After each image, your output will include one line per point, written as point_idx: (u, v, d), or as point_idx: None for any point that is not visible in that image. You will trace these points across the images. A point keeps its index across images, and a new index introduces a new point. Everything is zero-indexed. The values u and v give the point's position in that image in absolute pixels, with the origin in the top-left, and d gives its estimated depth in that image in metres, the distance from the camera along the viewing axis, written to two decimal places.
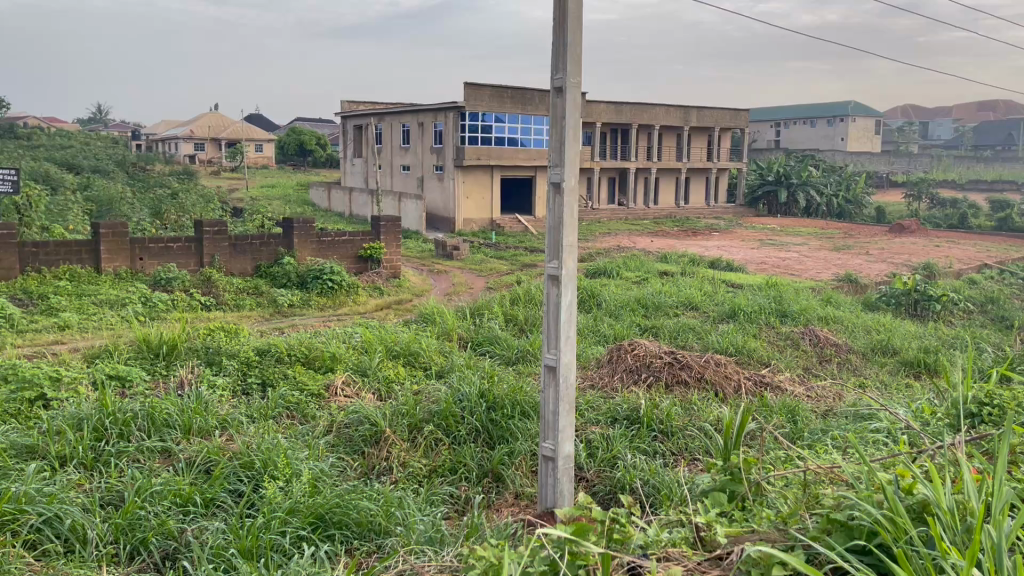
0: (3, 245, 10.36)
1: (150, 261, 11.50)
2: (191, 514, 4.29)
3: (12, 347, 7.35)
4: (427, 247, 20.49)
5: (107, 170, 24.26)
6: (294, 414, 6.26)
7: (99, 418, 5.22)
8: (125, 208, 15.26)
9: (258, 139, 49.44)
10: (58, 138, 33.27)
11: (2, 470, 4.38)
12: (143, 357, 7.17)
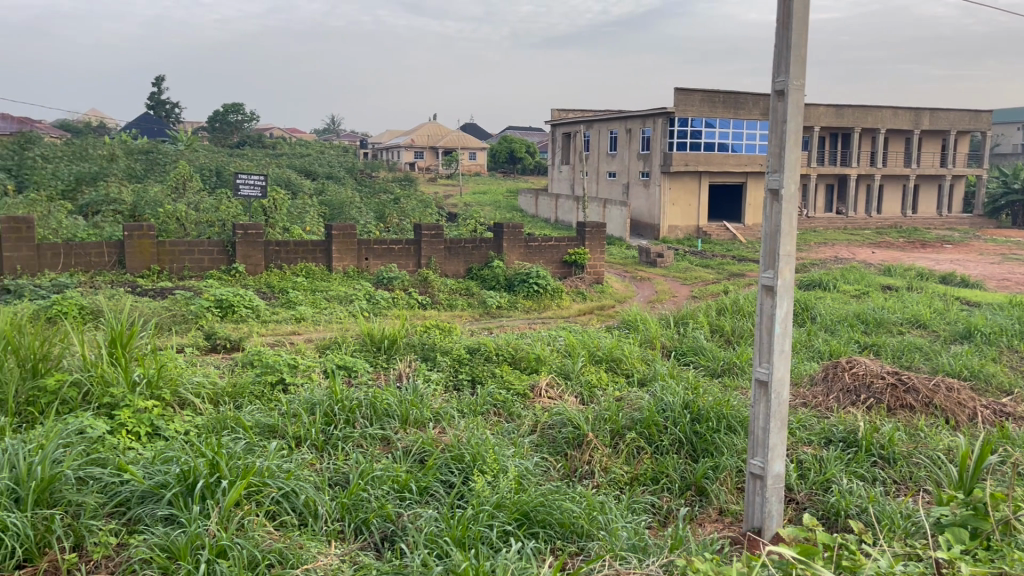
0: (252, 243, 11.55)
1: (374, 261, 12.43)
2: (407, 500, 4.57)
3: (259, 335, 8.19)
4: (631, 254, 20.43)
5: (339, 176, 26.35)
6: (501, 412, 6.47)
7: (329, 404, 5.69)
8: (353, 211, 16.51)
9: (473, 147, 51.78)
10: (298, 147, 36.66)
11: (248, 445, 4.86)
12: (366, 349, 7.72)
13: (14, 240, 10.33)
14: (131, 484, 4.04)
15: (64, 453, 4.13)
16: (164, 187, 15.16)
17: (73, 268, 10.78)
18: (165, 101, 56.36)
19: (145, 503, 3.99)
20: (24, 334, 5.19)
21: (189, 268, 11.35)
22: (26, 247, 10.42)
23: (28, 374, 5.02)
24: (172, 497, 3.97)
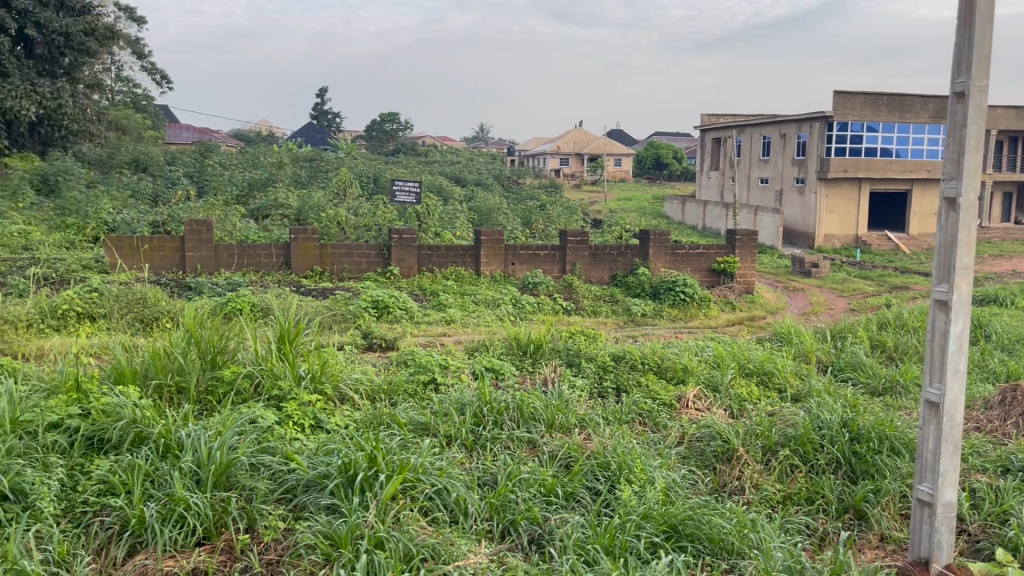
0: (405, 247, 12.00)
1: (520, 267, 12.61)
2: (554, 505, 4.60)
3: (411, 335, 8.49)
4: (783, 263, 19.68)
5: (488, 183, 26.91)
6: (646, 421, 6.39)
7: (478, 405, 5.82)
8: (501, 217, 16.83)
9: (619, 153, 51.61)
10: (449, 155, 37.74)
11: (403, 441, 5.04)
12: (513, 353, 7.84)
13: (195, 241, 11.22)
14: (297, 472, 4.28)
15: (238, 440, 4.44)
16: (326, 194, 16.05)
17: (245, 267, 11.58)
18: (326, 111, 59.56)
19: (310, 492, 4.22)
20: (205, 327, 5.62)
21: (348, 270, 11.94)
22: (205, 247, 11.30)
23: (208, 365, 5.43)
24: (334, 487, 4.18)
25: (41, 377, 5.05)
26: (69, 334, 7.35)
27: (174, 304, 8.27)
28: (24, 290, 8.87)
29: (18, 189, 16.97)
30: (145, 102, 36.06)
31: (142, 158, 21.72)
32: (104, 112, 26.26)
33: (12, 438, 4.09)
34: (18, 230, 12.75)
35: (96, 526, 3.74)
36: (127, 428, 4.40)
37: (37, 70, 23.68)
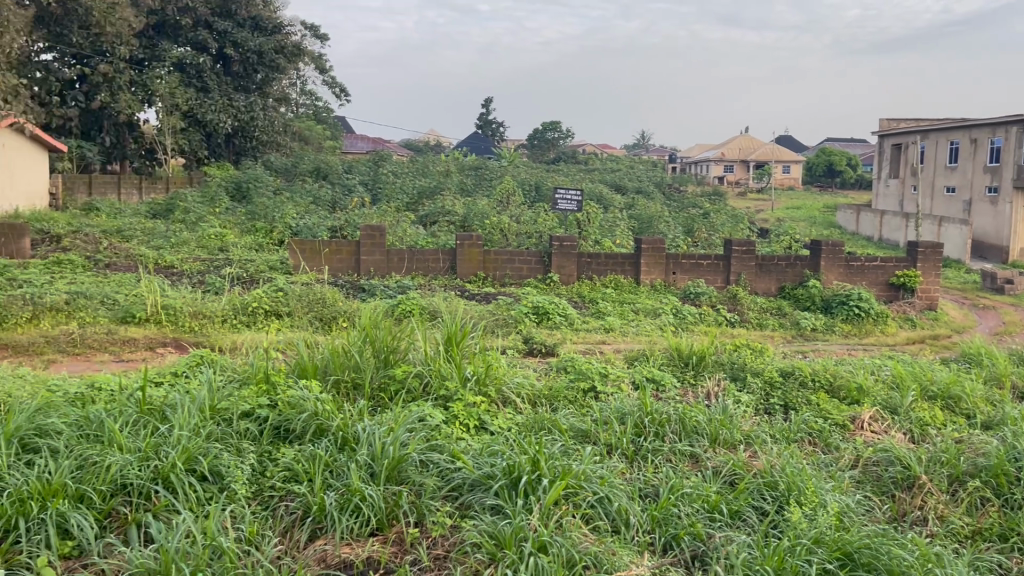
0: (566, 254, 12.09)
1: (682, 276, 12.38)
2: (719, 522, 4.47)
3: (571, 343, 8.53)
4: (971, 279, 18.18)
5: (649, 191, 26.62)
6: (817, 442, 6.06)
7: (640, 416, 5.74)
8: (663, 225, 16.59)
9: (788, 160, 49.81)
10: (610, 162, 37.68)
11: (564, 448, 5.05)
12: (674, 364, 7.69)
13: (369, 245, 11.82)
14: (463, 472, 4.38)
15: (409, 437, 4.61)
16: (490, 201, 16.47)
17: (414, 271, 12.08)
18: (490, 120, 61.02)
19: (475, 491, 4.31)
20: (379, 328, 5.88)
21: (510, 276, 12.17)
22: (378, 252, 11.87)
23: (381, 363, 5.68)
24: (499, 488, 4.25)
25: (235, 369, 5.48)
26: (258, 330, 7.95)
27: (350, 305, 8.74)
28: (220, 288, 9.68)
29: (215, 196, 18.57)
30: (326, 114, 38.50)
31: (322, 167, 23.18)
32: (289, 124, 28.25)
33: (210, 423, 4.45)
34: (215, 233, 13.94)
35: (281, 510, 3.98)
36: (309, 420, 4.69)
37: (233, 87, 25.84)
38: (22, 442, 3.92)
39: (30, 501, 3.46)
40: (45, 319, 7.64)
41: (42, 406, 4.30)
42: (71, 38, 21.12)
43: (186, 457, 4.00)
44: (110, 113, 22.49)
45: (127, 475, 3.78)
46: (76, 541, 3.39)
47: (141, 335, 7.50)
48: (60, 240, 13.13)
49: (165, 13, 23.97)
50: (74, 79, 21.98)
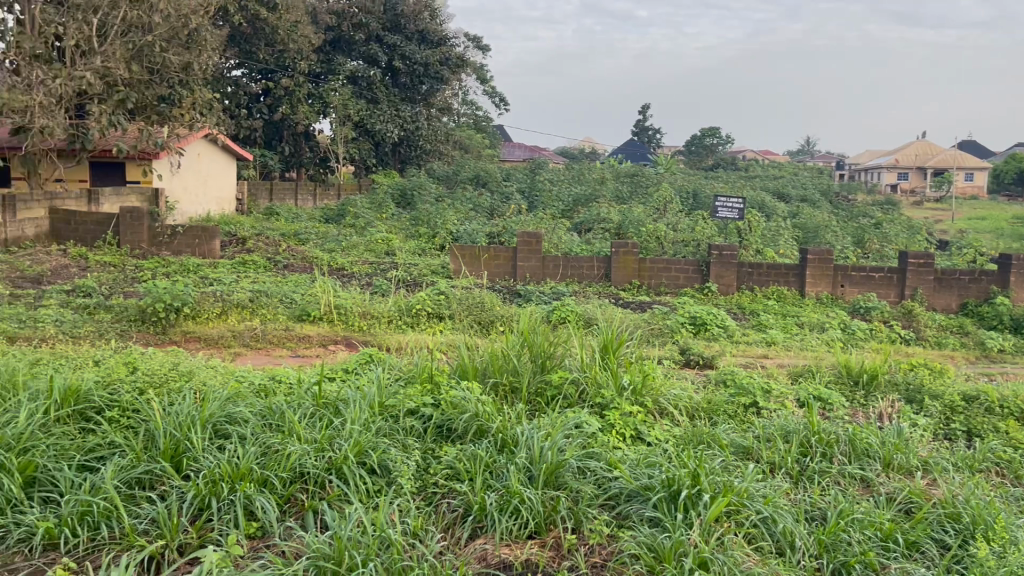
0: (725, 264, 11.78)
1: (850, 289, 11.76)
2: (893, 553, 4.18)
3: (730, 355, 8.27)
4: None
5: (815, 200, 25.44)
6: (1005, 473, 5.55)
7: (806, 434, 5.47)
8: (830, 235, 15.80)
9: (970, 167, 46.25)
10: (772, 169, 36.35)
11: (725, 462, 4.88)
12: (842, 382, 7.28)
13: (526, 252, 11.97)
14: (621, 481, 4.31)
15: (567, 442, 4.58)
16: (648, 209, 16.32)
17: (569, 278, 12.14)
18: (648, 127, 60.39)
19: (633, 502, 4.22)
20: (537, 333, 5.90)
21: (666, 285, 11.98)
22: (535, 258, 12.00)
23: (538, 368, 5.68)
24: (658, 500, 4.13)
25: (400, 368, 5.70)
26: (422, 331, 8.26)
27: (508, 309, 8.90)
28: (386, 290, 10.15)
29: (382, 202, 19.49)
30: (485, 123, 39.53)
31: (482, 174, 23.80)
32: (451, 133, 29.19)
33: (379, 418, 4.65)
34: (382, 237, 14.64)
35: (443, 506, 4.07)
36: (471, 421, 4.80)
37: (400, 97, 26.98)
38: (215, 427, 4.26)
39: (221, 482, 3.73)
40: (232, 314, 8.28)
41: (232, 395, 4.65)
42: (258, 55, 22.67)
43: (357, 450, 4.20)
44: (290, 124, 24.11)
45: (305, 463, 4.00)
46: (260, 522, 3.62)
47: (315, 332, 7.99)
48: (244, 242, 14.20)
49: (340, 29, 25.57)
50: (259, 93, 23.73)
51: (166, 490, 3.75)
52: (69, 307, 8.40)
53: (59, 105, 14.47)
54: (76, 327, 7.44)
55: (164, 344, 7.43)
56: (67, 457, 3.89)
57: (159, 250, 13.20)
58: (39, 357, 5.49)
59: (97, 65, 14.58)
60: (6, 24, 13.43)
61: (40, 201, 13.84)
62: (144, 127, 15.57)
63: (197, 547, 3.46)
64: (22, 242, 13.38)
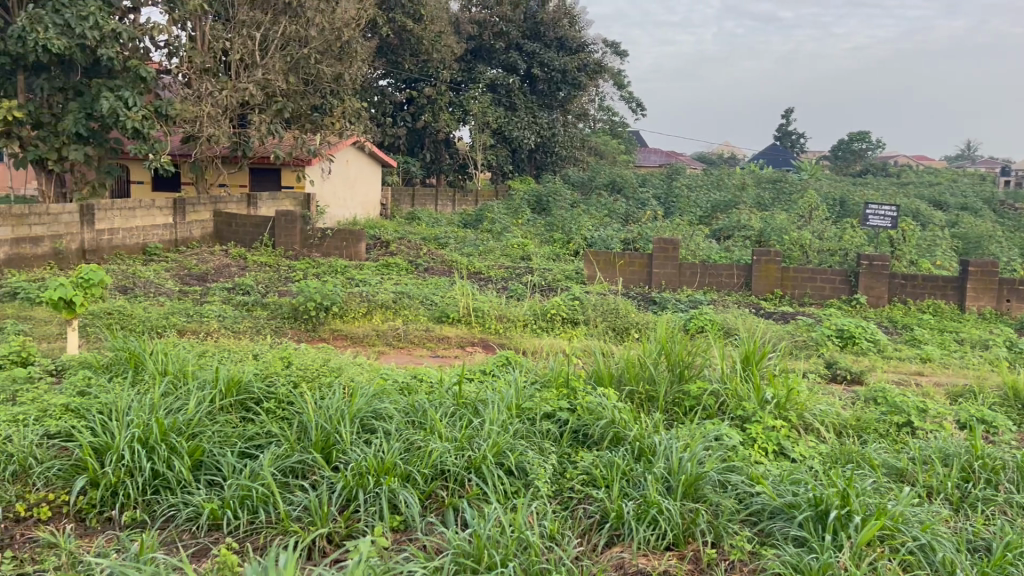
0: (876, 275, 11.18)
1: (1018, 304, 10.89)
2: None
3: (882, 371, 7.82)
4: None
5: (976, 208, 23.73)
6: None
7: (968, 459, 5.07)
8: (994, 246, 14.69)
9: None
10: (928, 175, 34.21)
11: (876, 484, 4.61)
12: (1009, 405, 6.73)
13: (662, 258, 11.80)
14: (764, 497, 4.13)
15: (706, 454, 4.43)
16: (791, 216, 15.74)
17: (707, 286, 11.87)
18: (791, 132, 58.15)
19: (777, 520, 4.03)
20: (675, 341, 5.74)
21: (810, 296, 11.50)
22: (671, 265, 11.81)
23: (675, 378, 5.52)
24: (803, 520, 3.93)
25: (537, 371, 5.73)
26: (557, 336, 8.30)
27: (643, 316, 8.79)
28: (522, 294, 10.28)
29: (518, 208, 19.75)
30: (621, 128, 39.30)
31: (618, 180, 23.70)
32: (587, 140, 29.21)
33: (517, 420, 4.69)
34: (518, 243, 14.82)
35: (580, 512, 4.04)
36: (607, 427, 4.75)
37: (537, 104, 27.22)
38: (361, 422, 4.43)
39: (367, 475, 3.87)
40: (376, 314, 8.60)
41: (377, 392, 4.82)
42: (403, 65, 23.44)
43: (495, 451, 4.25)
44: (431, 132, 24.82)
45: (445, 461, 4.09)
46: (403, 516, 3.73)
47: (453, 333, 8.18)
48: (387, 245, 14.74)
49: (481, 38, 26.18)
50: (403, 102, 24.54)
51: (317, 480, 3.93)
52: (229, 303, 8.98)
53: (224, 115, 15.53)
54: (236, 322, 7.96)
55: (314, 340, 7.83)
56: (230, 444, 4.16)
57: (310, 251, 13.91)
58: (206, 349, 5.90)
59: (259, 77, 15.63)
60: (181, 40, 14.56)
61: (205, 205, 14.90)
62: (299, 135, 16.55)
63: (344, 536, 3.60)
64: (189, 243, 14.50)
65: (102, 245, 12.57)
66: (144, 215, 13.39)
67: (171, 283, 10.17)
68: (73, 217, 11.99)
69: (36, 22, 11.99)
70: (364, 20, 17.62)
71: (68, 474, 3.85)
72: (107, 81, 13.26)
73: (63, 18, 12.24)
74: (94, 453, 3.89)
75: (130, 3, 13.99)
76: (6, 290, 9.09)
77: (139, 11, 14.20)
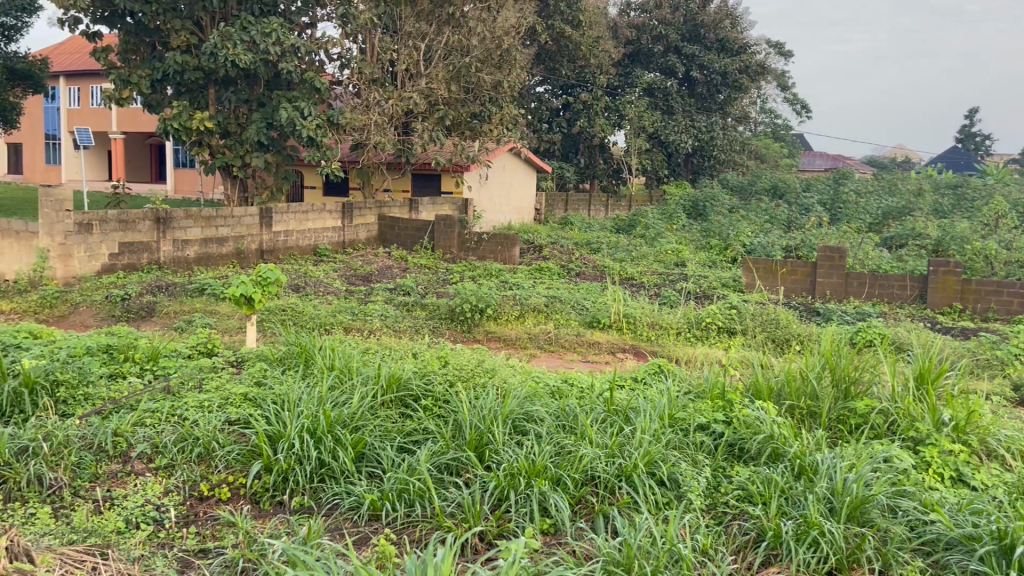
0: None
1: None
2: None
3: None
4: None
5: None
6: None
7: None
8: None
9: None
10: None
11: None
12: None
13: (827, 267, 11.23)
14: (939, 526, 3.77)
15: (874, 476, 4.14)
16: (973, 224, 14.56)
17: (877, 298, 11.20)
18: (975, 133, 53.76)
19: (953, 551, 3.67)
20: (841, 355, 5.40)
21: (994, 310, 10.59)
22: (837, 274, 11.21)
23: (840, 395, 5.21)
24: (983, 553, 3.54)
25: (691, 381, 5.59)
26: (712, 346, 8.07)
27: (806, 328, 8.40)
28: (676, 301, 10.09)
29: (674, 213, 19.43)
30: (784, 130, 37.78)
31: (780, 185, 22.81)
32: (747, 143, 28.29)
33: (669, 431, 4.58)
34: (672, 249, 14.58)
35: (735, 528, 3.89)
36: (765, 442, 4.56)
37: (696, 108, 26.63)
38: (513, 423, 4.50)
39: (518, 476, 3.92)
40: (529, 317, 8.69)
41: (530, 394, 4.89)
42: (561, 71, 23.64)
43: (647, 460, 4.18)
44: (587, 136, 24.83)
45: (596, 468, 4.08)
46: (553, 520, 3.74)
47: (604, 339, 8.13)
48: (541, 250, 14.90)
49: (640, 42, 26.21)
50: (560, 107, 24.72)
51: (471, 478, 4.03)
52: (392, 303, 9.38)
53: (390, 123, 16.25)
54: (397, 321, 8.30)
55: (469, 341, 8.05)
56: (390, 438, 4.33)
57: (466, 255, 14.26)
58: (369, 347, 6.18)
59: (422, 86, 16.26)
60: (352, 53, 15.38)
61: (371, 209, 15.63)
62: (459, 141, 17.07)
63: (496, 535, 3.66)
64: (355, 245, 15.27)
65: (278, 246, 13.45)
66: (316, 218, 14.20)
67: (338, 283, 10.73)
68: (253, 219, 12.91)
69: (226, 39, 13.05)
70: (524, 28, 17.95)
71: (244, 458, 4.14)
72: (286, 92, 14.21)
73: (249, 35, 13.25)
74: (267, 440, 4.17)
75: (308, 19, 14.93)
76: (196, 286, 9.91)
77: (316, 26, 15.14)
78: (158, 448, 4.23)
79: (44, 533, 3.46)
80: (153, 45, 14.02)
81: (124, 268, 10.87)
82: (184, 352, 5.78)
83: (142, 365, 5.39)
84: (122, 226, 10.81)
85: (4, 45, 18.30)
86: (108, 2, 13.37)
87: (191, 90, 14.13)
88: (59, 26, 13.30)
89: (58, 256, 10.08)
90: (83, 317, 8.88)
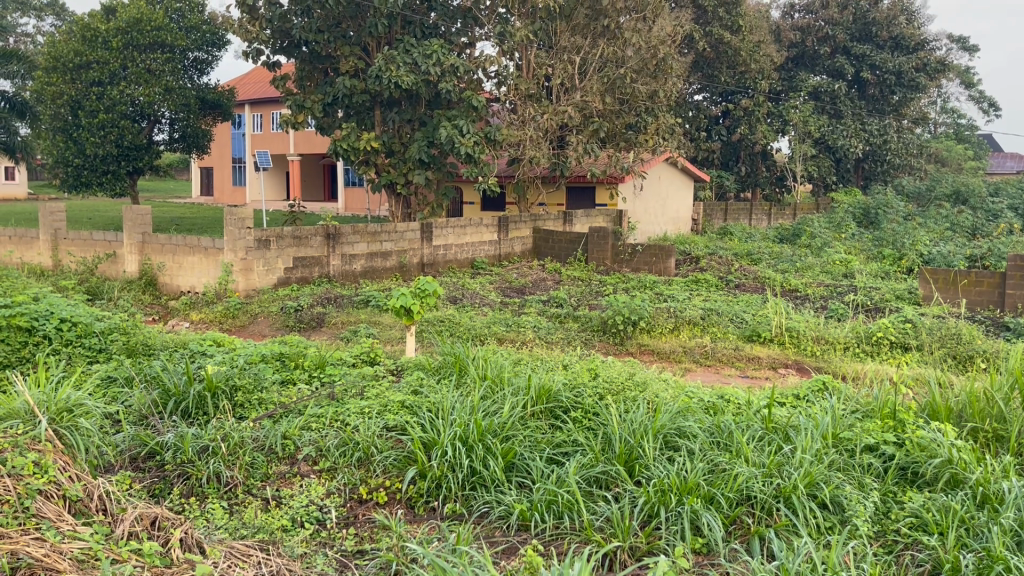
0: None
1: None
2: None
3: None
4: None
5: None
6: None
7: None
8: None
9: None
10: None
11: None
12: None
13: (1019, 278, 10.26)
14: None
15: None
16: None
17: None
18: None
19: None
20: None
21: None
22: None
23: None
24: None
25: (858, 399, 5.22)
26: (883, 362, 7.56)
27: (992, 343, 7.70)
28: (843, 313, 9.58)
29: (843, 221, 18.41)
30: (968, 132, 35.25)
31: (963, 189, 21.09)
32: (925, 146, 26.52)
33: (833, 451, 4.33)
34: (840, 259, 13.86)
35: (906, 559, 3.59)
36: (943, 468, 4.20)
37: (867, 110, 25.21)
38: (665, 439, 4.41)
39: (670, 493, 3.83)
40: (683, 330, 8.52)
41: (683, 408, 4.77)
42: (719, 77, 22.96)
43: (808, 481, 3.97)
44: (747, 144, 24.01)
45: (752, 487, 3.91)
46: (705, 539, 3.62)
47: (765, 354, 7.83)
48: (698, 261, 14.55)
49: (804, 45, 25.26)
50: (719, 115, 24.06)
51: (620, 492, 3.98)
52: (545, 314, 9.48)
53: (545, 137, 16.45)
54: (550, 333, 8.36)
55: (623, 354, 7.97)
56: (540, 449, 4.37)
57: (621, 267, 14.14)
58: (521, 358, 6.27)
59: (577, 99, 16.35)
60: (509, 70, 15.68)
61: (526, 223, 15.90)
62: (613, 153, 17.03)
63: (645, 552, 3.59)
64: (511, 257, 15.55)
65: (438, 260, 13.94)
66: (474, 232, 14.59)
67: (494, 295, 11.01)
68: (415, 234, 13.43)
69: (390, 62, 13.71)
70: (681, 36, 17.70)
71: (400, 464, 4.30)
72: (446, 111, 14.71)
73: (411, 57, 13.88)
74: (422, 447, 4.32)
75: (467, 39, 15.44)
76: (361, 298, 10.42)
77: (475, 45, 15.60)
78: (321, 451, 4.48)
79: (217, 526, 3.75)
80: (325, 70, 14.91)
81: (298, 281, 11.64)
82: (349, 360, 6.08)
83: (309, 372, 5.75)
84: (296, 242, 11.56)
85: (198, 78, 20.04)
86: (286, 33, 14.43)
87: (359, 112, 14.97)
88: (244, 58, 14.46)
89: (240, 270, 10.92)
90: (260, 327, 9.59)
